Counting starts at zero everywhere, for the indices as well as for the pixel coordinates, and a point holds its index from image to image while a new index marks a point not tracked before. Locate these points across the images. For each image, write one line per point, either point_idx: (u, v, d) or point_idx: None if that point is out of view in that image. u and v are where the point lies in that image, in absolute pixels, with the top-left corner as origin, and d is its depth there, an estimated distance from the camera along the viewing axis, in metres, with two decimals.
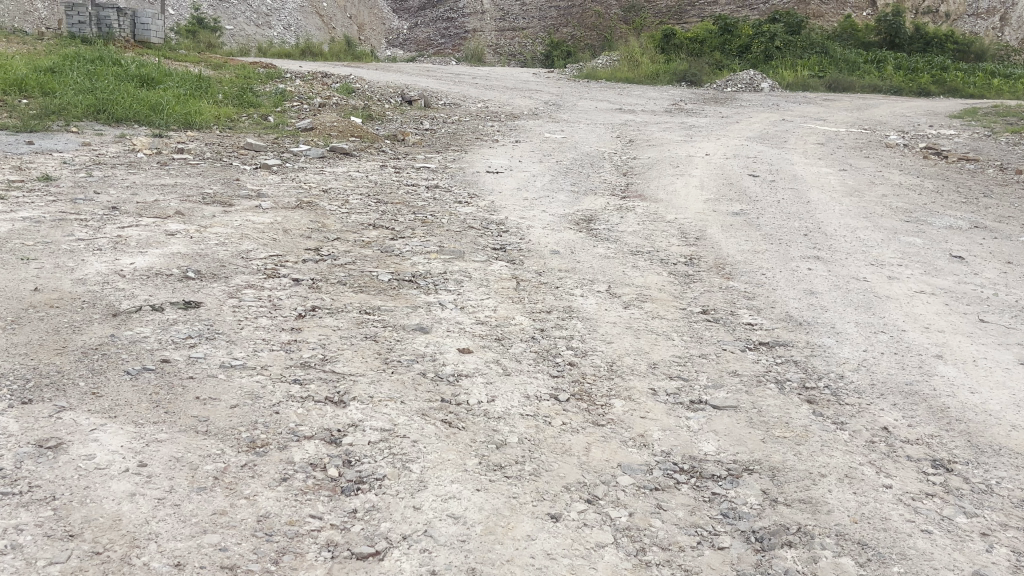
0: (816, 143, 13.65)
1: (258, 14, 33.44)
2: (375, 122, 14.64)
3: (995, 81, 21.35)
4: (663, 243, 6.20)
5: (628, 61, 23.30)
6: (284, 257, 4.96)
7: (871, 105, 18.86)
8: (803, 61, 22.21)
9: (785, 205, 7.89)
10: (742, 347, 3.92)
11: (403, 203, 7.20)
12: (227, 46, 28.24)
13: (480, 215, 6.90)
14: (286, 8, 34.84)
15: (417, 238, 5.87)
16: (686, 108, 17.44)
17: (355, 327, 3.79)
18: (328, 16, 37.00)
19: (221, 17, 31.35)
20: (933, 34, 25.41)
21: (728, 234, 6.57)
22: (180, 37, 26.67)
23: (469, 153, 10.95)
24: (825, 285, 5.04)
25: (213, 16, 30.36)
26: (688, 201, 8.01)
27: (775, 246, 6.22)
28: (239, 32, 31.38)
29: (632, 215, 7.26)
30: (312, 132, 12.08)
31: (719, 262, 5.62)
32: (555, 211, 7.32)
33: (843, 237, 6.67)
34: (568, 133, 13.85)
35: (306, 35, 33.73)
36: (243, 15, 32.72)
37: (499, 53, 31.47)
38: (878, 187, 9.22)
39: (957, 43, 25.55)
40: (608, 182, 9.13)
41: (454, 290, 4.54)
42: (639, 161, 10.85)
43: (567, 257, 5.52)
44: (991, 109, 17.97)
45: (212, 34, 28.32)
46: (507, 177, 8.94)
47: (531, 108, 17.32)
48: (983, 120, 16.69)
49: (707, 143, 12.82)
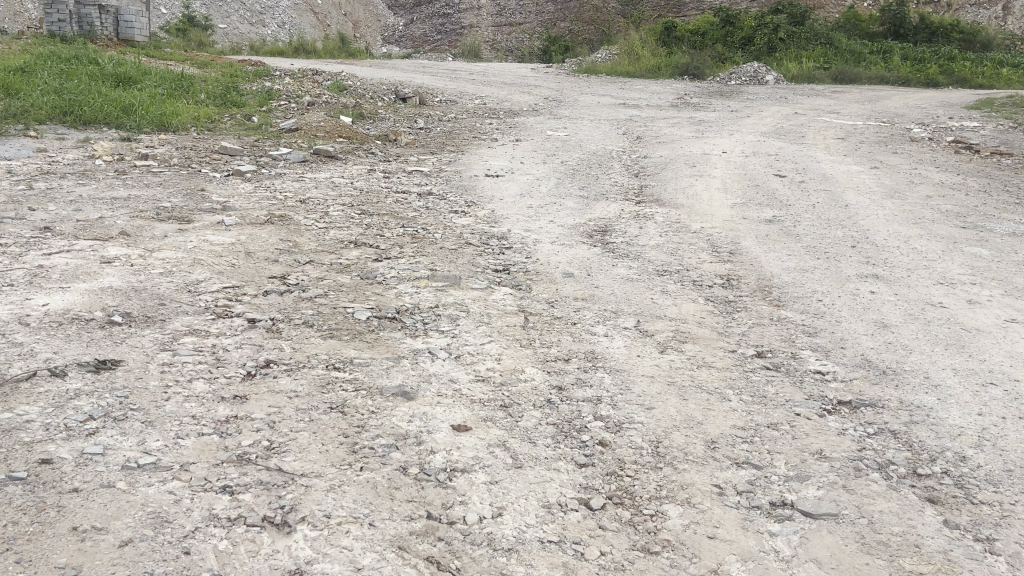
0: (836, 138, 12.77)
1: (250, 11, 32.49)
2: (366, 121, 13.78)
3: (1005, 71, 20.46)
4: (693, 260, 5.33)
5: (629, 55, 22.36)
6: (240, 290, 4.09)
7: (883, 97, 17.95)
8: (808, 53, 21.31)
9: (820, 210, 7.01)
10: (820, 410, 3.05)
11: (391, 214, 6.34)
12: (217, 44, 27.35)
13: (479, 227, 6.04)
14: (279, 6, 33.97)
15: (406, 258, 5.00)
16: (693, 102, 16.55)
17: (319, 393, 2.93)
18: (323, 14, 36.10)
19: (212, 14, 30.41)
20: (938, 24, 24.53)
21: (765, 247, 5.71)
22: (169, 36, 25.77)
23: (466, 154, 10.08)
24: (897, 314, 4.17)
25: (203, 14, 29.47)
26: (713, 206, 7.14)
27: (823, 261, 5.35)
28: (231, 30, 30.44)
29: (652, 224, 6.39)
30: (296, 133, 11.21)
31: (763, 284, 4.76)
32: (564, 220, 6.45)
33: (897, 248, 5.81)
34: (571, 130, 12.94)
35: (299, 32, 32.84)
36: (236, 12, 31.84)
37: (496, 48, 30.56)
38: (918, 186, 8.32)
39: (964, 32, 24.66)
40: (621, 185, 8.25)
41: (448, 330, 3.68)
42: (651, 160, 9.96)
43: (583, 281, 4.65)
44: (1008, 99, 17.09)
45: (201, 32, 27.42)
46: (508, 181, 8.07)
47: (530, 104, 16.42)
48: (1005, 110, 15.81)
49: (721, 139, 11.95)
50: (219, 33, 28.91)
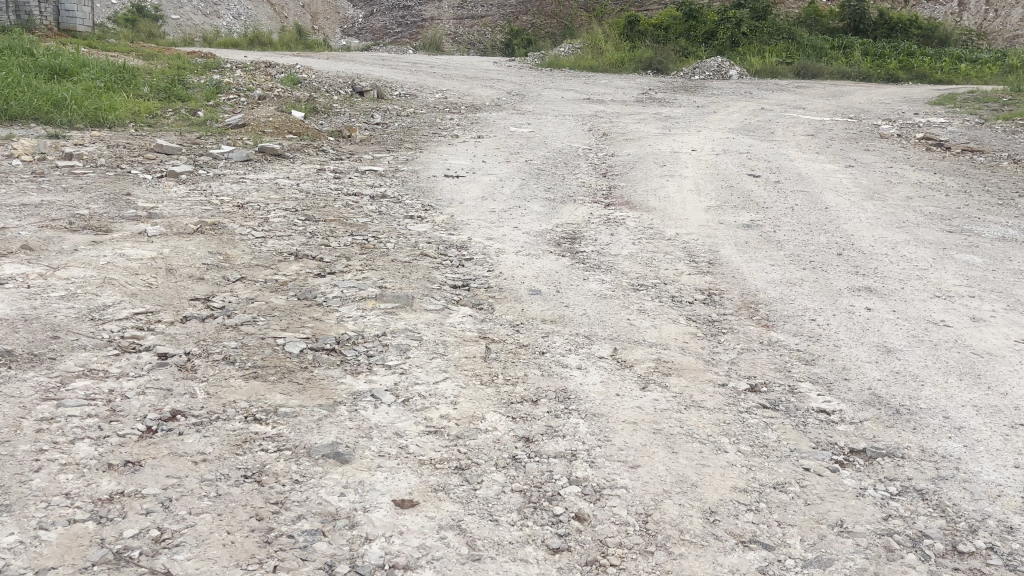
0: (805, 134, 12.45)
1: (204, 1, 31.48)
2: (320, 116, 13.16)
3: (964, 67, 20.39)
4: (670, 273, 4.87)
5: (592, 49, 21.91)
6: (154, 317, 3.53)
7: (847, 92, 17.71)
8: (770, 48, 21.05)
9: (799, 214, 6.59)
10: (831, 462, 2.59)
11: (339, 220, 5.79)
12: (168, 36, 26.44)
13: (435, 235, 5.52)
14: None
15: (354, 273, 4.48)
16: (657, 97, 16.16)
17: (231, 455, 2.41)
18: (280, 6, 35.20)
19: (164, 6, 29.43)
20: (898, 20, 24.47)
21: (745, 256, 5.27)
22: (118, 28, 24.81)
23: (424, 153, 9.54)
24: (900, 337, 3.74)
25: (154, 5, 28.49)
26: (687, 209, 6.71)
27: (811, 271, 4.92)
28: (184, 22, 29.47)
29: (623, 231, 5.94)
30: (243, 129, 10.58)
31: (748, 301, 4.30)
32: (529, 226, 5.96)
33: (885, 256, 5.40)
34: (535, 126, 12.45)
35: (256, 23, 31.94)
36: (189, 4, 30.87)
37: (457, 42, 29.93)
38: (897, 186, 7.96)
39: (921, 29, 24.57)
40: (587, 187, 7.78)
41: (396, 364, 3.16)
42: (617, 159, 9.49)
43: (550, 299, 4.15)
44: (970, 94, 16.95)
45: (152, 23, 26.49)
46: (469, 182, 7.57)
47: (493, 98, 15.91)
48: (970, 106, 15.63)
49: (689, 136, 11.55)
50: (171, 24, 27.92)
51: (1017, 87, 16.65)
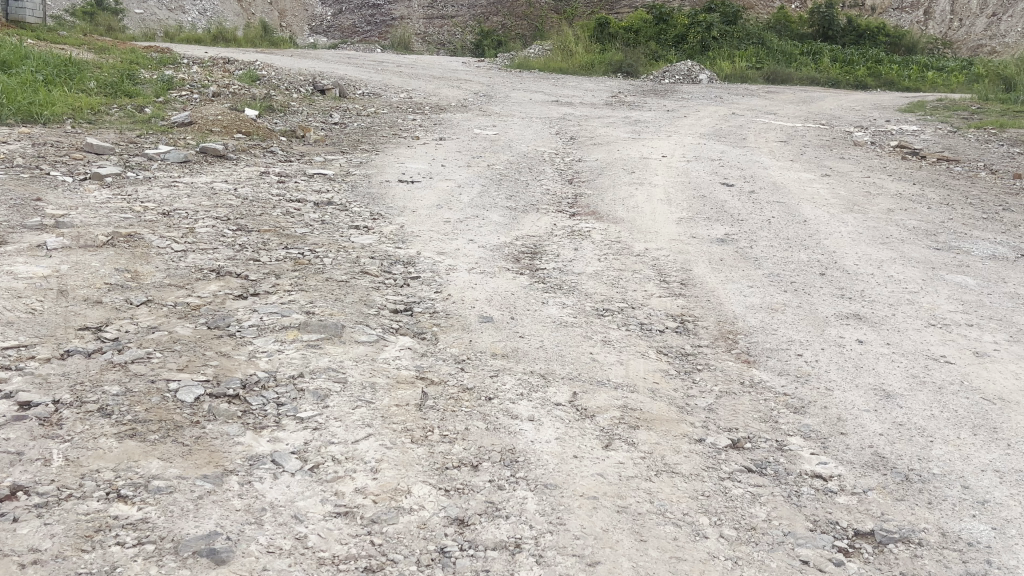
0: (778, 141, 12.09)
1: None
2: (275, 115, 12.55)
3: (932, 74, 20.24)
4: (638, 296, 4.39)
5: (561, 50, 21.46)
6: (27, 351, 2.96)
7: (817, 98, 17.44)
8: (740, 52, 20.74)
9: (776, 227, 6.15)
10: (834, 551, 2.13)
11: (274, 230, 5.24)
12: (128, 30, 25.60)
13: (380, 248, 4.99)
14: None
15: (281, 295, 3.93)
16: (627, 100, 15.75)
17: (75, 554, 1.87)
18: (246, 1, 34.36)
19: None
20: (865, 27, 24.33)
21: (720, 275, 4.81)
22: (75, 20, 23.95)
23: (381, 155, 9.00)
24: (898, 377, 3.28)
25: None
26: (657, 221, 6.26)
27: (792, 295, 4.47)
28: (147, 17, 28.58)
29: (588, 245, 5.46)
30: (189, 127, 9.96)
31: (726, 331, 3.83)
32: (486, 239, 5.44)
33: (871, 277, 4.97)
34: (501, 129, 11.95)
35: (221, 19, 31.12)
36: None
37: (426, 42, 29.35)
38: (877, 198, 7.57)
39: (889, 36, 24.47)
40: (552, 196, 7.29)
41: (310, 418, 2.64)
42: (585, 165, 9.02)
43: (503, 328, 3.64)
44: (939, 102, 16.74)
45: (111, 17, 25.63)
46: (424, 188, 7.05)
47: (459, 99, 15.38)
48: (942, 114, 15.40)
49: (660, 141, 11.12)
50: (131, 17, 27.02)
51: (987, 95, 16.46)
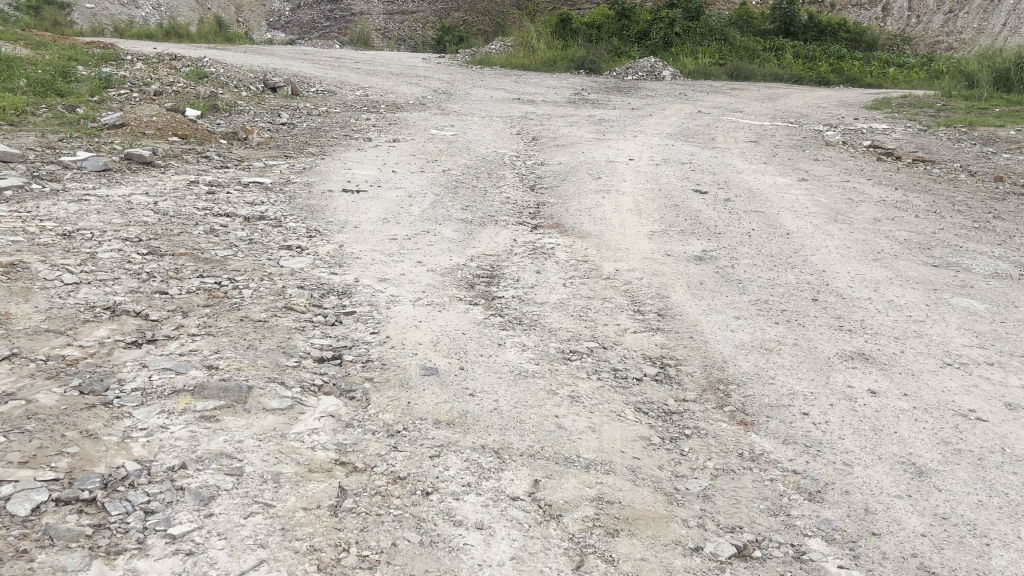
0: (748, 141, 11.60)
1: None
2: (219, 115, 11.76)
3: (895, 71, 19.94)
4: (610, 331, 3.78)
5: (523, 46, 20.85)
6: None
7: (782, 95, 17.03)
8: (704, 48, 20.26)
9: (757, 242, 5.60)
10: None
11: (191, 254, 4.54)
12: (75, 24, 24.46)
13: (312, 274, 4.34)
14: None
15: (186, 341, 3.26)
16: (591, 98, 15.19)
17: None
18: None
19: None
20: (827, 23, 24.02)
21: (702, 302, 4.23)
22: (17, 15, 22.78)
23: (327, 160, 8.31)
24: (927, 445, 2.71)
25: None
26: (627, 235, 5.69)
27: (785, 328, 3.91)
28: (98, 11, 27.42)
29: (552, 266, 4.86)
30: (119, 130, 9.17)
31: (715, 379, 3.24)
32: (436, 260, 4.81)
33: (868, 302, 4.43)
34: (459, 129, 11.30)
35: (175, 14, 29.99)
36: None
37: (386, 37, 28.52)
38: (860, 205, 7.09)
39: (849, 33, 24.16)
40: (513, 206, 6.68)
41: (185, 536, 2.00)
42: (548, 169, 8.41)
43: (449, 381, 3.02)
44: (903, 98, 16.40)
45: (58, 11, 24.47)
46: (370, 197, 6.40)
47: (417, 96, 14.69)
48: (907, 111, 15.04)
49: (626, 142, 10.55)
50: (79, 10, 25.83)
51: (950, 92, 16.14)
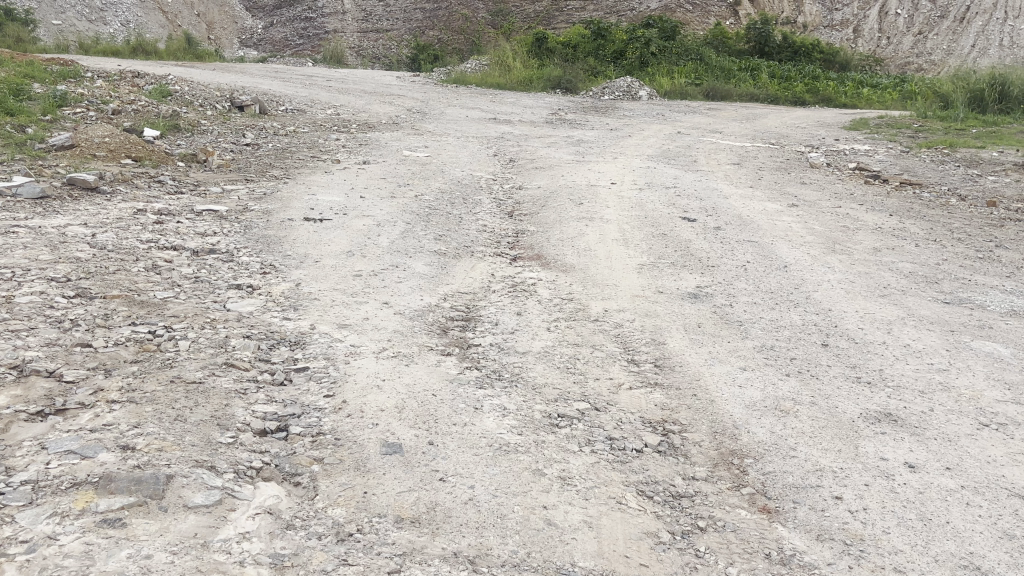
0: (730, 163, 11.25)
1: (88, 7, 28.84)
2: (181, 135, 11.24)
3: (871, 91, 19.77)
4: (602, 387, 3.32)
5: (498, 65, 20.43)
6: None
7: (760, 115, 16.77)
8: (680, 68, 19.99)
9: (755, 276, 5.18)
10: None
11: (125, 297, 4.03)
12: (40, 41, 23.80)
13: (262, 320, 3.85)
14: (123, 3, 30.37)
15: (101, 411, 2.76)
16: (568, 118, 14.82)
17: None
18: (174, 11, 32.47)
19: (43, 11, 26.75)
20: (802, 42, 23.88)
21: (702, 349, 3.78)
22: None
23: (291, 184, 7.82)
24: (989, 540, 2.27)
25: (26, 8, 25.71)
26: (613, 268, 5.25)
27: (798, 382, 3.46)
28: (65, 28, 26.79)
29: (534, 305, 4.40)
30: (68, 151, 8.62)
31: (727, 452, 2.78)
32: (405, 301, 4.32)
33: (884, 347, 4.00)
34: (433, 150, 10.85)
35: (146, 31, 29.38)
36: (72, 9, 28.21)
37: (360, 56, 28.07)
38: (857, 234, 6.70)
39: (823, 54, 24.04)
40: (490, 235, 6.22)
41: None
42: (527, 194, 7.98)
43: (416, 460, 2.54)
44: (880, 119, 16.17)
45: (23, 27, 23.80)
46: (335, 227, 5.91)
47: (390, 116, 14.24)
48: (886, 132, 14.80)
49: (605, 164, 10.15)
50: (45, 27, 25.24)
51: (926, 113, 15.94)
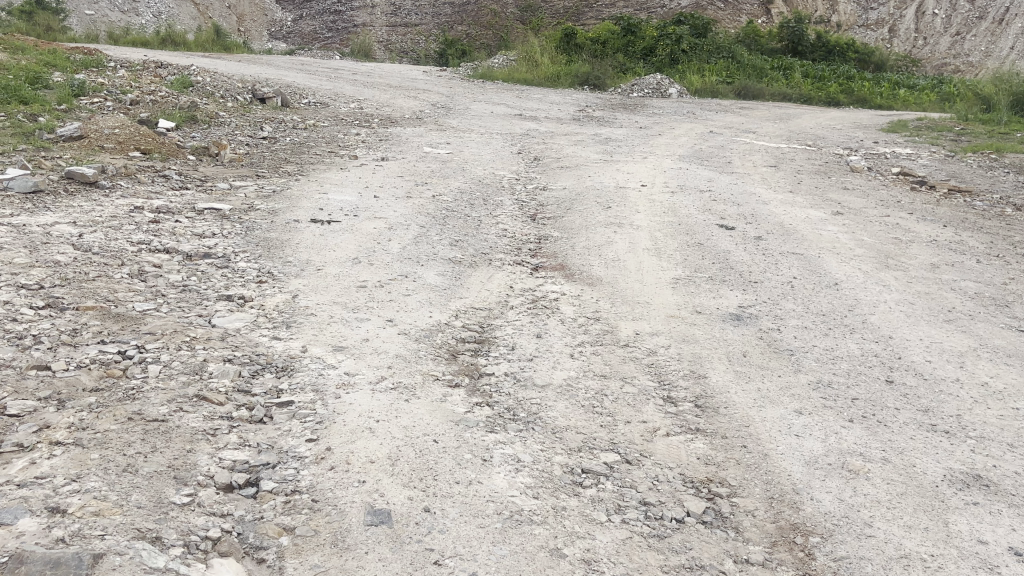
0: (766, 166, 10.69)
1: None
2: (197, 126, 10.86)
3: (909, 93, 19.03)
4: (634, 433, 2.84)
5: (526, 60, 19.92)
6: None
7: (794, 115, 16.17)
8: (711, 65, 19.38)
9: (804, 296, 4.67)
10: None
11: (99, 309, 3.59)
12: (70, 29, 23.66)
13: (249, 339, 3.40)
14: None
15: (38, 457, 2.30)
16: (596, 115, 14.31)
17: None
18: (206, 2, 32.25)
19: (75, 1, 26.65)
20: (836, 42, 23.08)
21: (749, 387, 3.29)
22: (11, 19, 21.97)
23: (303, 181, 7.40)
24: None
25: None
26: (644, 282, 4.76)
27: (864, 431, 2.96)
28: (97, 18, 26.67)
29: (556, 325, 3.92)
30: (76, 142, 8.25)
31: (787, 527, 2.32)
32: (412, 317, 3.86)
33: (958, 385, 3.48)
34: (456, 146, 10.39)
35: (176, 21, 29.19)
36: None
37: (388, 49, 27.67)
38: (910, 247, 6.15)
39: (858, 53, 23.21)
40: (510, 240, 5.75)
41: None
42: (551, 196, 7.50)
43: (408, 536, 2.10)
44: (918, 121, 15.49)
45: (53, 15, 23.66)
46: (342, 230, 5.46)
47: (414, 110, 13.80)
48: (927, 134, 14.12)
49: (635, 165, 9.63)
50: (75, 17, 25.16)
51: (966, 115, 15.23)
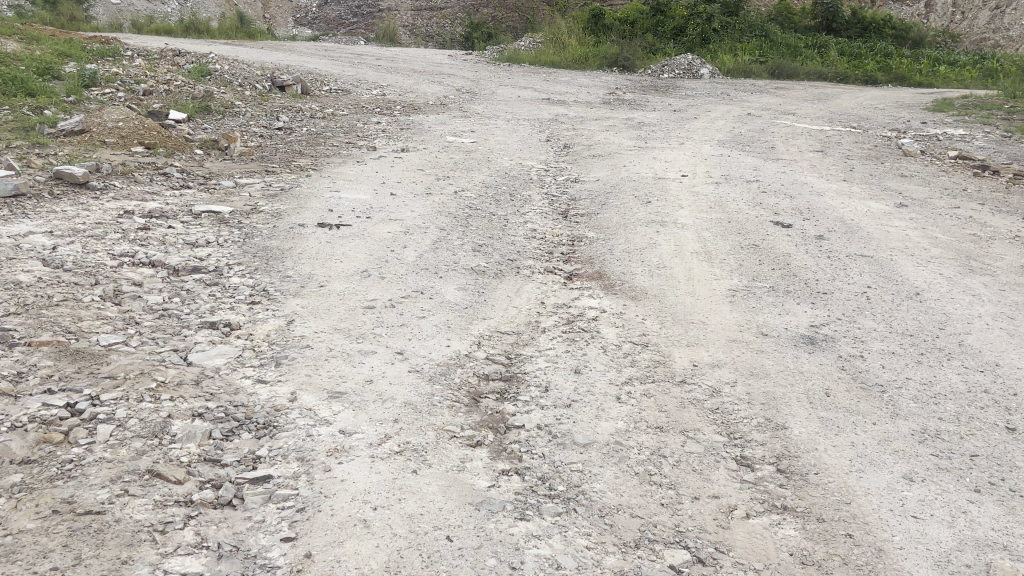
0: (812, 150, 9.95)
1: None
2: (210, 116, 10.33)
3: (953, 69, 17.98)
4: (704, 515, 2.23)
5: (553, 42, 19.18)
6: None
7: (833, 94, 15.29)
8: (745, 44, 18.49)
9: (885, 310, 3.99)
10: None
11: (54, 343, 3.03)
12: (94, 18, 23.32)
13: (229, 384, 2.82)
14: None
15: None
16: (628, 98, 13.59)
17: None
18: None
19: None
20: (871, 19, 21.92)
21: (841, 441, 2.64)
22: (34, 9, 21.65)
23: (314, 177, 6.83)
24: None
25: None
26: (695, 294, 4.12)
27: (1002, 508, 2.29)
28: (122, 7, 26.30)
29: (599, 355, 3.29)
30: (75, 136, 7.71)
31: None
32: (427, 348, 3.26)
33: None
34: (481, 135, 9.77)
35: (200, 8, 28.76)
36: None
37: (412, 34, 27.01)
38: (991, 245, 5.43)
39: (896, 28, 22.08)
40: (540, 243, 5.12)
41: None
42: (584, 189, 6.87)
43: None
44: (965, 98, 14.53)
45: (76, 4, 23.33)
46: (351, 235, 4.87)
47: (438, 96, 13.17)
48: (977, 113, 13.21)
49: (673, 152, 8.95)
50: (100, 6, 24.83)
51: (1015, 92, 14.27)
